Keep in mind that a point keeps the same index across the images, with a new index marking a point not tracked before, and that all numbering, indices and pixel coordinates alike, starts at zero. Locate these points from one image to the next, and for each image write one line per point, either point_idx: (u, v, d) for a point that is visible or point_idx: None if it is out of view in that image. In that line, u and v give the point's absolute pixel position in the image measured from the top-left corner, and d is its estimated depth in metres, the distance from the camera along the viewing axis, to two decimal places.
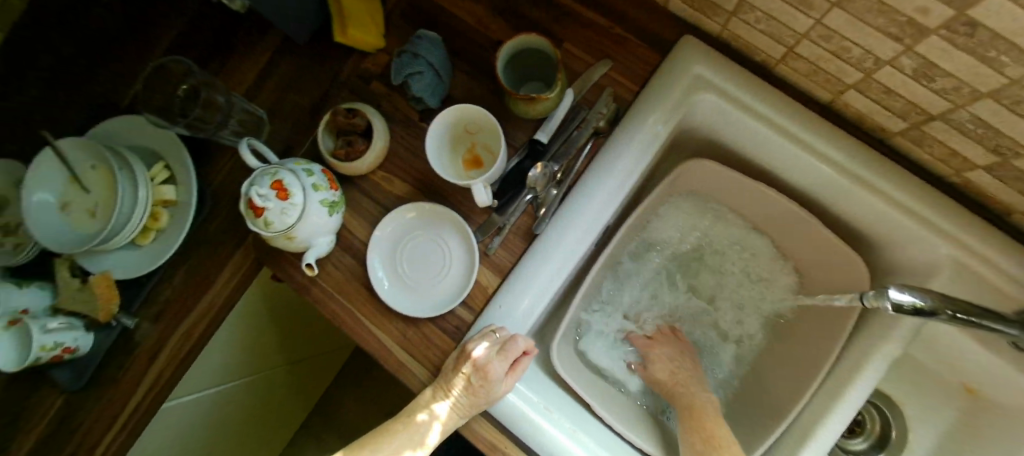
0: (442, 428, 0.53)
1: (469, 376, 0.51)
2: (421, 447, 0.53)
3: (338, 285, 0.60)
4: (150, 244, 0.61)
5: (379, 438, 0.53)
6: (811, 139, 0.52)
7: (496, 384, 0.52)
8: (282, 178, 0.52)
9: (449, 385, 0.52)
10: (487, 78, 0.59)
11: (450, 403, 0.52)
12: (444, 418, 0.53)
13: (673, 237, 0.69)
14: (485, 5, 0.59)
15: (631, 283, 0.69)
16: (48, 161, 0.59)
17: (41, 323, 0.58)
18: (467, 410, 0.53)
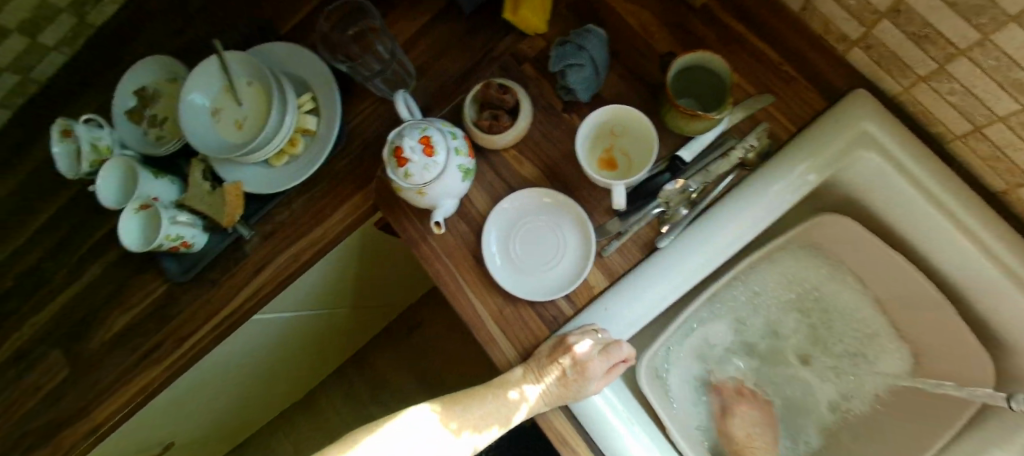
0: (526, 411, 0.52)
1: (569, 370, 0.49)
2: (501, 424, 0.52)
3: (448, 248, 0.61)
4: (280, 166, 0.64)
5: (462, 405, 0.52)
6: (971, 223, 0.50)
7: (589, 381, 0.51)
8: (431, 135, 0.53)
9: (545, 372, 0.51)
10: (638, 82, 0.57)
11: (541, 389, 0.51)
12: (531, 402, 0.52)
13: (781, 287, 0.67)
14: (654, 12, 0.59)
15: (725, 322, 0.68)
16: (210, 66, 0.61)
17: (171, 214, 0.62)
18: (555, 399, 0.52)
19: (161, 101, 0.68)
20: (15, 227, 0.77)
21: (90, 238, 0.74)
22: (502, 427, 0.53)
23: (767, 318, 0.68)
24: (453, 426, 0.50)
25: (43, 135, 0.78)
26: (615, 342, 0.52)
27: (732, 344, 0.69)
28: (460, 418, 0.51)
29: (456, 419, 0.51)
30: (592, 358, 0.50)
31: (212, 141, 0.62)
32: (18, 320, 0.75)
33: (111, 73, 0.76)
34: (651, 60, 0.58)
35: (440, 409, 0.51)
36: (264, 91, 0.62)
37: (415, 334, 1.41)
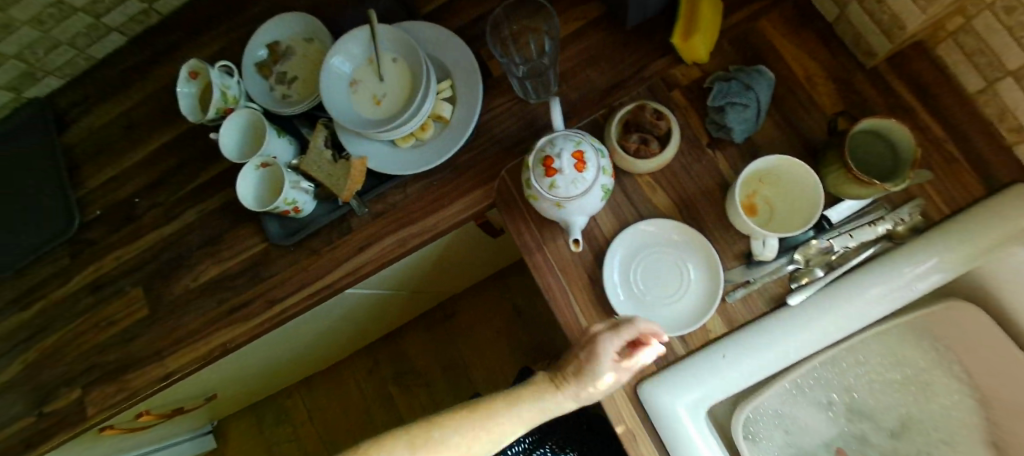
0: (560, 408, 0.54)
1: (594, 373, 0.50)
2: (537, 421, 0.54)
3: (563, 261, 0.60)
4: (406, 147, 0.64)
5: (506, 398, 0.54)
6: None
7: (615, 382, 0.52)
8: (584, 150, 0.53)
9: (574, 373, 0.52)
10: (794, 133, 0.57)
11: (570, 388, 0.53)
12: (562, 400, 0.54)
13: (885, 364, 0.66)
14: (821, 64, 0.58)
15: (816, 388, 0.68)
16: (359, 34, 0.60)
17: (293, 177, 0.62)
18: (587, 398, 0.53)
19: (292, 60, 0.67)
20: (118, 154, 0.77)
21: (192, 182, 0.73)
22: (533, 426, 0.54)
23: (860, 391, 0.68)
24: (494, 425, 0.52)
25: (156, 68, 0.77)
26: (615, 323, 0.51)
27: (820, 412, 0.68)
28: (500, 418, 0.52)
29: (495, 416, 0.53)
30: (608, 357, 0.50)
31: (348, 111, 0.61)
32: (104, 249, 0.75)
33: (238, 18, 0.75)
34: (810, 113, 0.57)
35: (477, 406, 0.53)
36: (408, 70, 0.61)
37: (451, 321, 1.41)
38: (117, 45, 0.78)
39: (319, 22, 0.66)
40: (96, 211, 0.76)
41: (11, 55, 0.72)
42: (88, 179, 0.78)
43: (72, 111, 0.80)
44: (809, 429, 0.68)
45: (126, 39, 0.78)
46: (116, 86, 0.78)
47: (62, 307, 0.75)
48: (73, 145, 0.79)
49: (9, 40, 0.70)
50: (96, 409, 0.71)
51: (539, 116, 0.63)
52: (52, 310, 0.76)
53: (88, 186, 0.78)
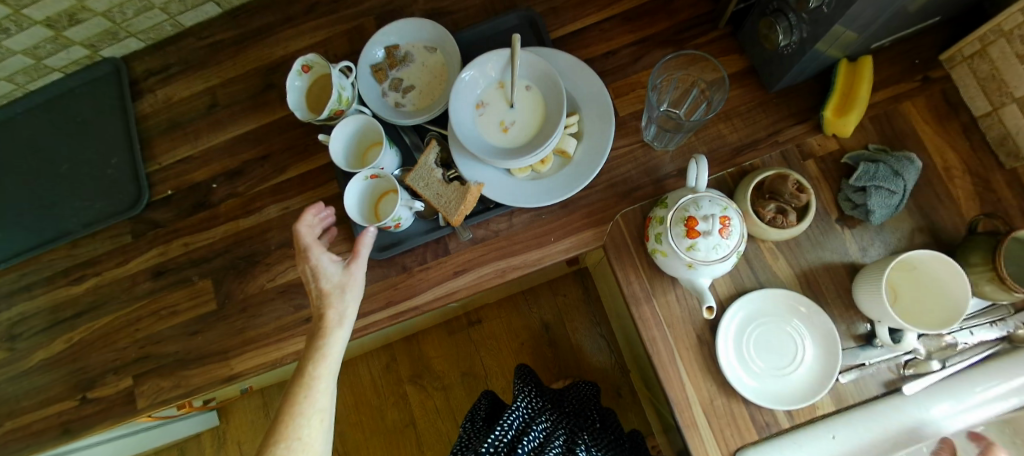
0: (339, 343, 0.54)
1: (329, 281, 0.56)
2: (330, 371, 0.52)
3: (671, 316, 0.58)
4: (523, 177, 0.61)
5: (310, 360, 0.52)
6: None
7: (353, 283, 0.57)
8: (729, 217, 0.51)
9: (320, 303, 0.55)
10: (925, 223, 0.56)
11: (330, 317, 0.55)
12: (332, 329, 0.54)
13: None
14: (960, 156, 0.57)
15: None
16: (498, 55, 0.58)
17: (406, 195, 0.60)
18: (346, 317, 0.55)
19: (412, 68, 0.63)
20: (195, 133, 0.72)
21: (276, 176, 0.69)
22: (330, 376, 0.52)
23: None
24: (310, 381, 0.51)
25: (249, 46, 0.72)
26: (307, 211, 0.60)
27: None
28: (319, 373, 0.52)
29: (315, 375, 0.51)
30: (326, 260, 0.57)
31: (472, 133, 0.59)
32: (171, 232, 0.71)
33: (346, 6, 0.70)
34: (945, 205, 0.56)
35: (295, 377, 0.51)
36: (541, 100, 0.59)
37: (473, 329, 1.30)
38: (208, 16, 0.73)
39: (446, 32, 0.63)
40: (167, 190, 0.72)
41: (100, 12, 0.67)
42: (160, 155, 0.73)
43: (150, 80, 0.75)
44: None
45: (220, 10, 0.73)
46: (201, 59, 0.73)
47: (118, 288, 0.71)
48: (149, 116, 0.74)
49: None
50: (146, 403, 0.67)
51: (664, 164, 0.62)
52: (106, 289, 0.71)
53: (158, 163, 0.73)
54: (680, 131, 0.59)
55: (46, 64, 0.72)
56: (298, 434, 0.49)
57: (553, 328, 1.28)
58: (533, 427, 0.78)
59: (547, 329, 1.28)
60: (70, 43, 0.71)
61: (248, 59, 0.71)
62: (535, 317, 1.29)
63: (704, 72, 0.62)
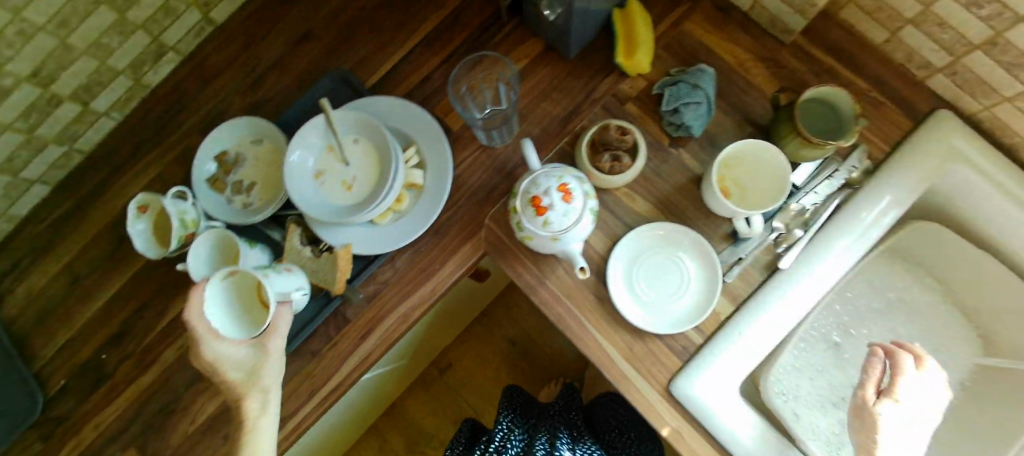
0: (271, 420, 0.53)
1: (242, 361, 0.53)
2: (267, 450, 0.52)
3: (569, 290, 0.60)
4: (386, 222, 0.62)
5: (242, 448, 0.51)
6: None
7: (270, 357, 0.53)
8: (567, 183, 0.54)
9: (235, 388, 0.52)
10: (742, 117, 0.61)
11: (252, 403, 0.52)
12: (257, 414, 0.52)
13: (869, 301, 0.70)
14: (747, 48, 0.63)
15: (822, 338, 0.69)
16: (315, 124, 0.59)
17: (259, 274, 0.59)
18: (267, 393, 0.53)
19: (246, 166, 0.64)
20: (69, 312, 0.70)
21: (162, 319, 0.67)
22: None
23: (858, 329, 0.69)
24: None
25: (91, 209, 0.71)
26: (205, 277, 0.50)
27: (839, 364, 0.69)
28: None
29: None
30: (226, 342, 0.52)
31: (318, 203, 0.60)
32: (79, 420, 0.68)
33: (169, 135, 0.71)
34: (751, 94, 0.62)
35: None
36: (373, 148, 0.61)
37: (448, 376, 1.29)
38: (39, 197, 0.71)
39: (266, 122, 0.64)
40: (60, 380, 0.69)
41: None
42: (40, 353, 0.70)
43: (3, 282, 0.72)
44: (832, 382, 0.68)
45: (51, 187, 0.72)
46: (49, 240, 0.71)
47: None
48: (16, 316, 0.71)
49: None
50: None
51: (509, 156, 0.64)
52: None
53: (42, 359, 0.70)
54: (506, 122, 0.64)
55: None
56: None
57: (520, 340, 1.28)
58: (512, 438, 0.82)
59: (515, 344, 1.28)
60: None
61: (94, 222, 0.70)
62: (501, 338, 1.29)
63: (504, 70, 0.66)
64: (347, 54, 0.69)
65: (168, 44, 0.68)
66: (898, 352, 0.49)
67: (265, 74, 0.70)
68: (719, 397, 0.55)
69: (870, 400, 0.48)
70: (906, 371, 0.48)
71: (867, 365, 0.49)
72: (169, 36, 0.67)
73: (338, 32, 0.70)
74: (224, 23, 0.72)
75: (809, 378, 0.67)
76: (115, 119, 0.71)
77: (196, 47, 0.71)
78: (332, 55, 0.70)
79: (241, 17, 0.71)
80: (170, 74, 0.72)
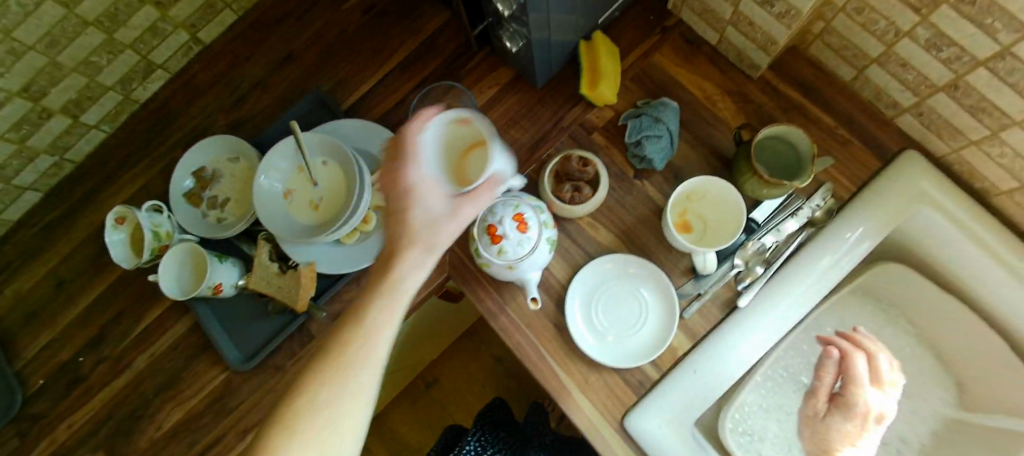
0: (387, 342, 0.38)
1: (411, 231, 0.40)
2: (365, 370, 0.37)
3: (527, 317, 0.60)
4: (352, 242, 0.64)
5: (329, 353, 0.37)
6: (1009, 257, 0.54)
7: (451, 223, 0.41)
8: (523, 212, 0.55)
9: (384, 263, 0.40)
10: (707, 151, 0.61)
11: (388, 285, 0.39)
12: (388, 310, 0.38)
13: None
14: (715, 83, 0.63)
15: (790, 378, 0.68)
16: (285, 146, 0.61)
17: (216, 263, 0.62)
18: (398, 309, 0.38)
19: (222, 183, 0.67)
20: (51, 314, 0.72)
21: (137, 326, 0.69)
22: (366, 382, 0.37)
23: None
24: (342, 369, 0.36)
25: (78, 217, 0.74)
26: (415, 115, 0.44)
27: None
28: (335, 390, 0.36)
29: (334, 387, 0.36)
30: (437, 197, 0.41)
31: (286, 222, 0.62)
32: (54, 419, 0.70)
33: (155, 149, 0.74)
34: (717, 127, 0.62)
35: (331, 352, 0.37)
36: (340, 170, 0.62)
37: (434, 389, 1.29)
38: (31, 202, 0.75)
39: (241, 140, 0.66)
40: (38, 380, 0.71)
41: None
42: (22, 353, 0.72)
43: None
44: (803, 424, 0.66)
45: (42, 194, 0.75)
46: (37, 244, 0.74)
47: None
48: None
49: None
50: None
51: None
52: None
53: (22, 358, 0.72)
54: None
55: None
56: (321, 423, 0.36)
57: (507, 357, 1.28)
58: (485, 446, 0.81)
59: (502, 360, 1.28)
60: None
61: (81, 228, 0.73)
62: (487, 354, 1.29)
63: (464, 98, 0.66)
64: (326, 76, 0.71)
65: (156, 62, 0.72)
66: (850, 353, 0.46)
67: (247, 94, 0.73)
68: (673, 437, 0.54)
69: (822, 409, 0.46)
70: (860, 377, 0.46)
71: (818, 370, 0.47)
72: (156, 55, 0.71)
73: (318, 55, 0.72)
74: (212, 43, 0.75)
75: (777, 418, 0.66)
76: (105, 131, 0.74)
77: (185, 66, 0.75)
78: (311, 76, 0.72)
79: (228, 38, 0.75)
80: (159, 89, 0.75)
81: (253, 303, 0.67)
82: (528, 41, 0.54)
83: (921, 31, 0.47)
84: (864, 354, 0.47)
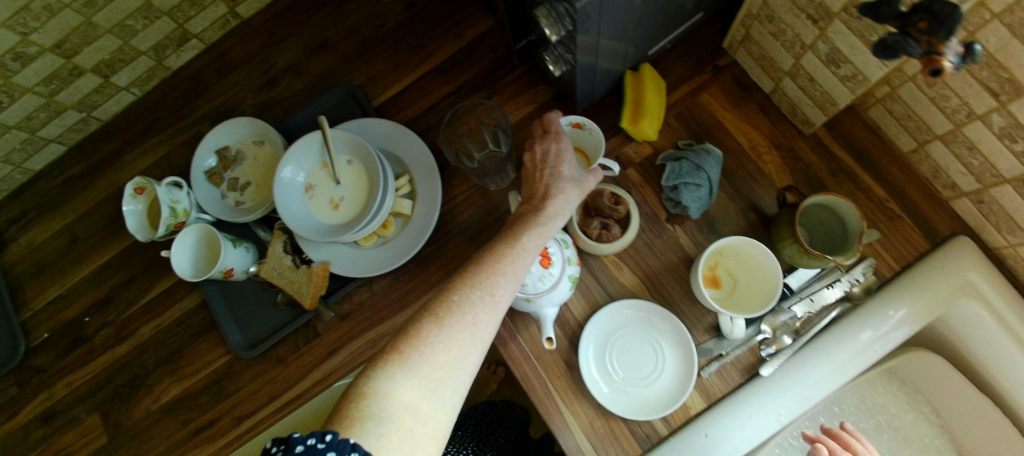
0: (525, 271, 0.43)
1: (557, 186, 0.49)
2: (505, 290, 0.42)
3: (538, 350, 0.58)
4: (371, 245, 0.62)
5: (486, 264, 0.42)
6: None
7: (585, 184, 0.50)
8: (547, 245, 0.52)
9: (531, 211, 0.47)
10: (746, 205, 0.58)
11: (539, 225, 0.46)
12: (530, 247, 0.44)
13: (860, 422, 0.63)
14: (764, 134, 0.60)
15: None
16: (310, 140, 0.60)
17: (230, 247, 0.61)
18: (519, 276, 0.43)
19: (243, 166, 0.65)
20: (60, 270, 0.72)
21: (145, 295, 0.69)
22: (503, 301, 0.41)
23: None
24: (490, 280, 0.41)
25: (99, 176, 0.73)
26: (542, 127, 0.54)
27: None
28: (461, 325, 0.39)
29: (456, 323, 0.39)
30: (575, 166, 0.51)
31: (304, 217, 0.60)
32: (54, 374, 0.70)
33: (181, 119, 0.72)
34: (760, 181, 0.58)
35: (477, 267, 0.42)
36: (364, 171, 0.61)
37: None
38: (53, 155, 0.74)
39: (266, 126, 0.65)
40: (42, 333, 0.71)
41: None
42: (29, 304, 0.72)
43: (9, 230, 0.75)
44: None
45: (65, 148, 0.74)
46: (55, 198, 0.74)
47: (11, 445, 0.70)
48: (14, 264, 0.74)
49: None
50: None
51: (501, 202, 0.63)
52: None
53: (28, 308, 0.72)
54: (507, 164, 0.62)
55: None
56: (463, 322, 0.39)
57: None
58: None
59: None
60: None
61: (101, 188, 0.73)
62: None
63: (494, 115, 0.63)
64: (359, 69, 0.69)
65: (192, 32, 0.70)
66: None
67: (278, 77, 0.71)
68: None
69: None
70: None
71: None
72: (192, 26, 0.69)
73: (354, 46, 0.70)
74: (251, 19, 0.73)
75: None
76: (135, 94, 0.73)
77: (220, 39, 0.73)
78: (345, 67, 0.70)
79: (266, 16, 0.73)
80: (194, 58, 0.74)
81: (264, 292, 0.66)
82: (574, 66, 0.52)
83: (997, 117, 0.43)
84: None
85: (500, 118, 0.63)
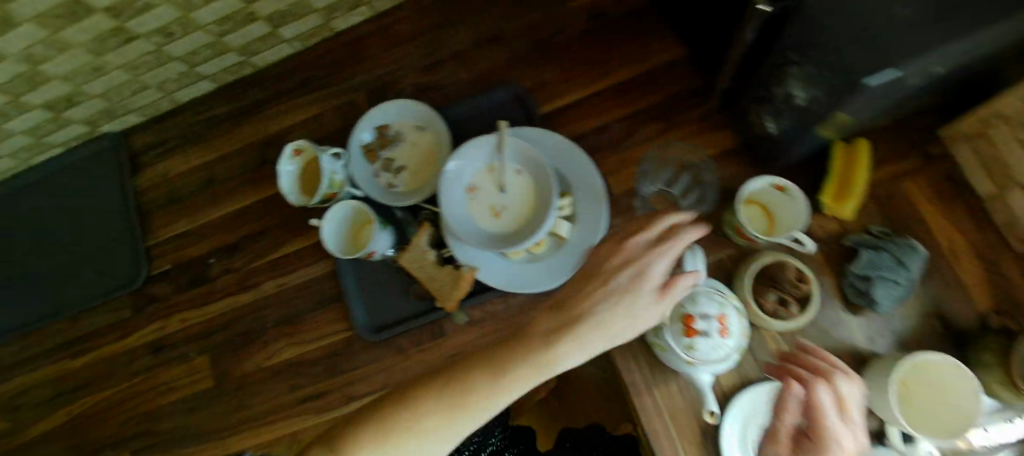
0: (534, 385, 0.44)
1: (615, 288, 0.46)
2: (507, 399, 0.43)
3: (674, 407, 0.56)
4: (517, 259, 0.59)
5: (489, 366, 0.44)
6: None
7: (657, 304, 0.45)
8: (726, 314, 0.50)
9: (574, 317, 0.45)
10: (934, 312, 0.54)
11: (581, 331, 0.45)
12: (553, 366, 0.44)
13: None
14: (969, 240, 0.55)
15: None
16: (486, 141, 0.58)
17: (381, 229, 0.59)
18: (532, 385, 0.43)
19: (400, 147, 0.63)
20: (192, 207, 0.72)
21: (273, 252, 0.68)
22: (494, 409, 0.43)
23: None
24: (499, 381, 0.43)
25: (244, 122, 0.72)
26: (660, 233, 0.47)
27: None
28: (455, 420, 0.42)
29: (463, 410, 0.42)
30: (662, 268, 0.46)
31: (463, 219, 0.58)
32: (169, 308, 0.70)
33: (337, 82, 0.70)
34: (955, 290, 0.54)
35: (487, 364, 0.44)
36: (532, 184, 0.58)
37: None
38: (201, 91, 0.73)
39: (433, 113, 0.63)
40: (164, 265, 0.72)
41: (96, 94, 0.68)
42: (156, 233, 0.73)
43: (147, 155, 0.74)
44: None
45: (214, 86, 0.73)
46: (197, 134, 0.73)
47: (116, 368, 0.70)
48: (146, 191, 0.74)
49: (98, 82, 0.66)
50: None
51: None
52: (103, 366, 0.71)
53: (155, 237, 0.73)
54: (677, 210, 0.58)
55: (45, 141, 0.73)
56: (458, 413, 0.42)
57: None
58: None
59: None
60: (68, 123, 0.71)
61: (245, 133, 0.72)
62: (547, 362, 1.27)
63: (688, 154, 0.59)
64: (532, 71, 0.66)
65: None
66: (810, 379, 0.41)
67: (445, 60, 0.68)
68: None
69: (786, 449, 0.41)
70: (822, 408, 0.40)
71: (777, 408, 0.42)
72: None
73: (530, 45, 0.66)
74: None
75: None
76: (294, 47, 0.71)
77: (390, 8, 0.71)
78: (516, 65, 0.66)
79: None
80: (360, 22, 0.71)
81: (396, 279, 0.65)
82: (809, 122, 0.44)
83: None
84: (824, 384, 0.41)
85: (703, 158, 0.59)
